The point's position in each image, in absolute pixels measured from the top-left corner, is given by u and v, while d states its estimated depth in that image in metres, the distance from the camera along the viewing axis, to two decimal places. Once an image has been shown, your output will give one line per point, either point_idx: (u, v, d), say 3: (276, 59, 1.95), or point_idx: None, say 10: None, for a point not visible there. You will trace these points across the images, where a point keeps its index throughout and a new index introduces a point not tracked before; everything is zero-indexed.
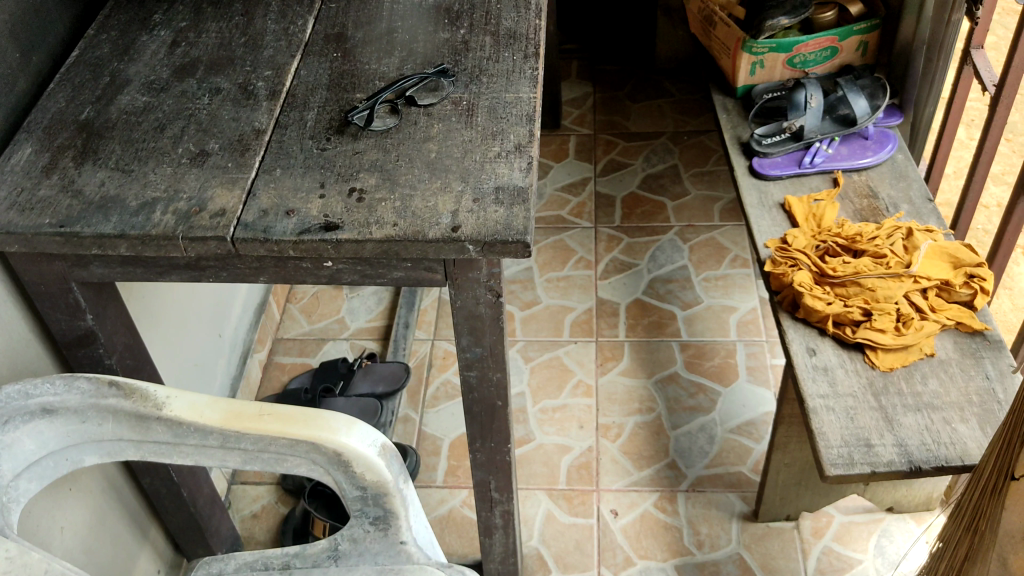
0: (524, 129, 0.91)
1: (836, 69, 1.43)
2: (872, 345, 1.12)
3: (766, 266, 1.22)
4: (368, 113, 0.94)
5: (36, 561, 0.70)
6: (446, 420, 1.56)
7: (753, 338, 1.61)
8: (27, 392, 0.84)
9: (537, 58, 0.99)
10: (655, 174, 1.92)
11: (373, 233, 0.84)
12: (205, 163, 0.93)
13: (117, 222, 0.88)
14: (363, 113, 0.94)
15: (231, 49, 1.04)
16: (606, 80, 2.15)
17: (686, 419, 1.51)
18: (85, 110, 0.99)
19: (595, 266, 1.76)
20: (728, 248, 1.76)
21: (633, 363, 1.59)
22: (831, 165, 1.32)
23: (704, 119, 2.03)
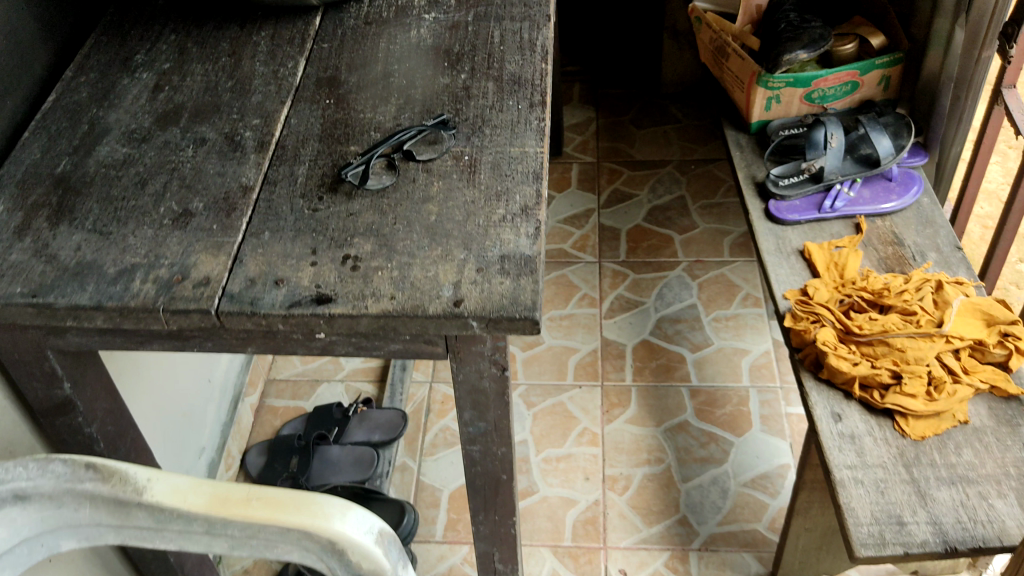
0: (531, 188, 0.86)
1: (857, 103, 1.39)
2: (902, 412, 1.09)
3: (787, 321, 1.20)
4: (362, 169, 0.87)
5: None
6: (445, 470, 1.52)
7: (767, 384, 1.57)
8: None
9: (544, 108, 0.93)
10: (661, 206, 1.87)
11: (368, 308, 0.78)
12: (188, 224, 0.86)
13: (93, 291, 0.81)
14: (357, 169, 0.88)
15: (217, 95, 0.98)
16: (610, 104, 2.10)
17: (697, 472, 1.46)
18: (62, 162, 0.92)
19: (600, 304, 1.71)
20: (738, 286, 1.72)
21: (642, 409, 1.55)
22: (853, 210, 1.30)
23: (711, 147, 1.97)
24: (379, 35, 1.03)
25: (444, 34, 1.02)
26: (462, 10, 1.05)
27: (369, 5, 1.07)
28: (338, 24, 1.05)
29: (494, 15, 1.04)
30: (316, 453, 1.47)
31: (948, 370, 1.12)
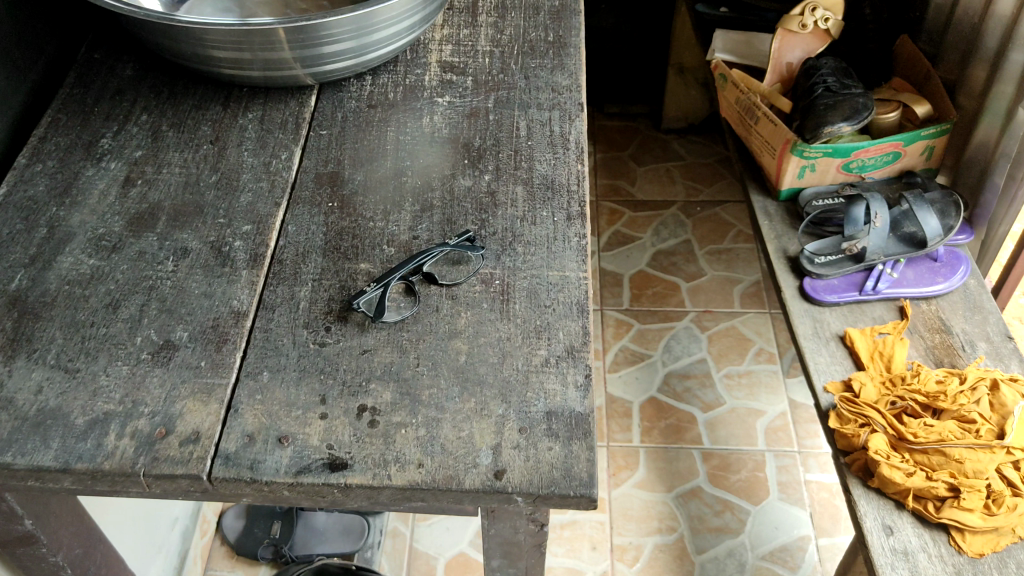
0: (575, 324, 0.76)
1: (895, 174, 1.33)
2: (958, 526, 0.97)
3: (831, 421, 1.08)
4: (380, 296, 0.76)
5: None
6: (440, 535, 1.39)
7: (784, 449, 1.45)
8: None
9: (582, 222, 0.83)
10: (667, 249, 1.76)
11: (392, 478, 0.65)
12: (169, 359, 0.72)
13: (57, 449, 0.66)
14: (374, 294, 0.76)
15: (200, 193, 0.85)
16: (610, 138, 2.00)
17: (712, 542, 1.34)
18: (16, 277, 0.77)
19: (604, 357, 1.59)
20: (752, 339, 1.60)
21: (651, 474, 1.42)
22: (897, 292, 1.20)
23: (719, 186, 1.88)
24: (387, 122, 0.92)
25: (461, 123, 0.92)
26: (480, 94, 0.95)
27: (373, 83, 0.96)
28: (337, 106, 0.93)
29: (518, 101, 0.94)
30: (302, 519, 1.37)
31: (1007, 484, 0.99)
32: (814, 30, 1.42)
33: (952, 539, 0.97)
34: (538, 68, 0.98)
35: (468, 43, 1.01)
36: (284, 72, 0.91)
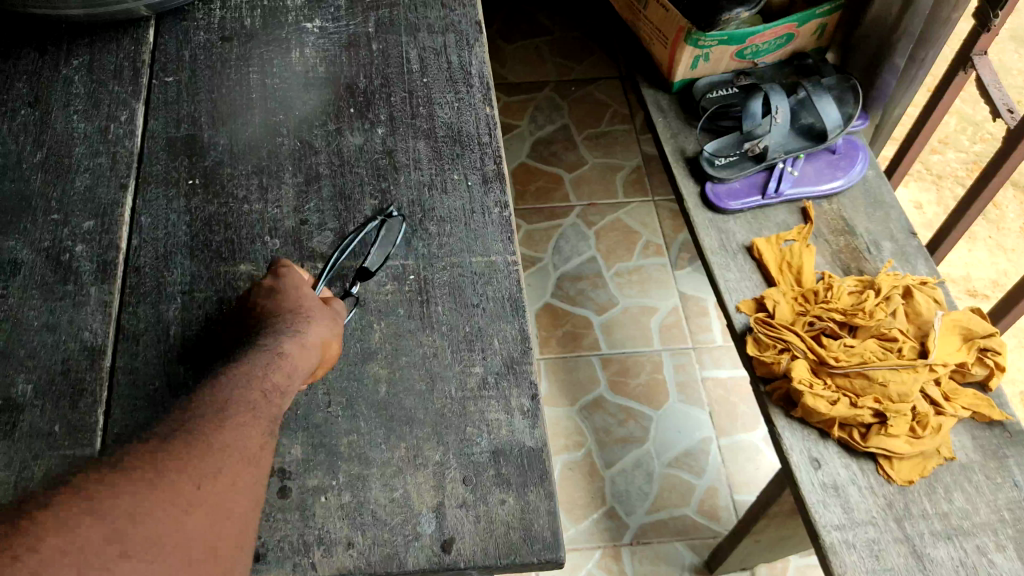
0: (511, 328, 0.63)
1: (787, 55, 1.25)
2: (887, 454, 0.93)
3: (748, 347, 1.03)
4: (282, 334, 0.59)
5: None
6: None
7: (679, 346, 1.40)
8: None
9: (502, 184, 0.69)
10: (545, 138, 1.62)
11: (317, 569, 0.53)
12: (15, 427, 0.56)
13: None
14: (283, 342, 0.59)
15: (23, 178, 0.67)
16: None
17: (619, 454, 1.30)
18: None
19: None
20: (638, 231, 1.51)
21: (553, 388, 1.36)
22: (799, 193, 1.13)
23: (591, 62, 1.73)
24: (247, 59, 0.75)
25: (339, 58, 0.75)
26: (357, 15, 0.78)
27: (222, 5, 0.78)
28: (182, 41, 0.75)
29: (405, 23, 0.78)
30: None
31: (930, 403, 0.96)
32: None
33: (880, 466, 0.93)
34: None
35: None
36: (112, 9, 0.74)
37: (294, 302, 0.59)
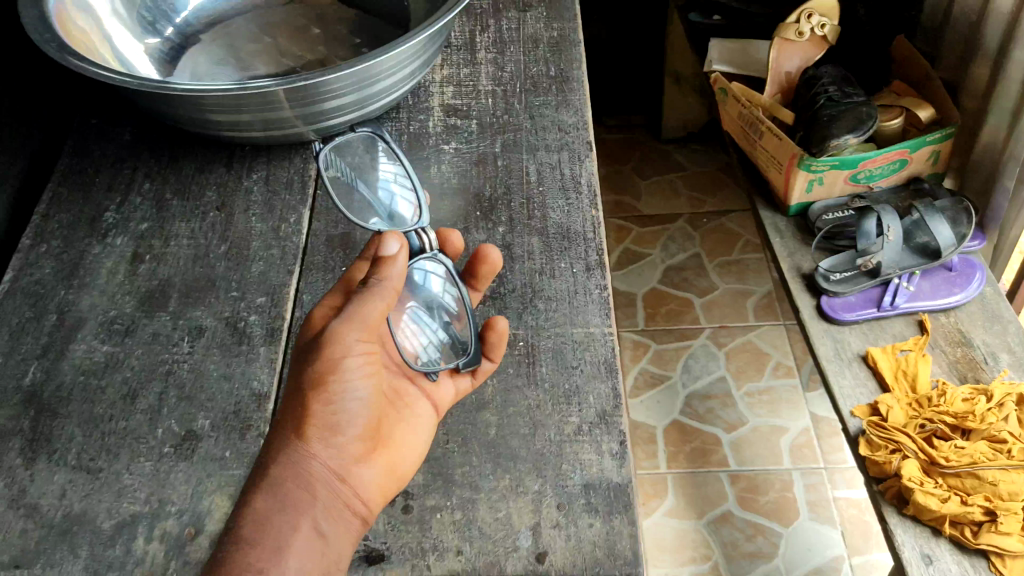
0: (605, 385, 0.72)
1: (903, 179, 1.21)
2: (997, 550, 0.93)
3: (859, 446, 1.03)
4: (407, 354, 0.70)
5: None
6: None
7: (810, 466, 1.42)
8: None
9: (603, 271, 0.79)
10: (677, 265, 1.71)
11: (431, 569, 0.64)
12: (194, 451, 0.71)
13: (86, 557, 0.66)
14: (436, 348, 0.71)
15: (211, 265, 0.84)
16: (608, 151, 1.92)
17: (746, 569, 1.32)
18: (30, 369, 0.77)
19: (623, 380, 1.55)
20: (768, 352, 1.57)
21: (679, 501, 1.40)
22: (915, 306, 1.12)
23: (724, 195, 1.81)
24: None
25: (469, 171, 0.89)
26: (487, 137, 0.92)
27: (376, 133, 0.95)
28: None
29: (526, 143, 0.91)
30: None
31: None
32: (810, 38, 1.28)
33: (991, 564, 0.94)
34: (543, 106, 0.95)
35: (470, 83, 0.99)
36: (286, 131, 0.89)
37: (276, 472, 0.58)
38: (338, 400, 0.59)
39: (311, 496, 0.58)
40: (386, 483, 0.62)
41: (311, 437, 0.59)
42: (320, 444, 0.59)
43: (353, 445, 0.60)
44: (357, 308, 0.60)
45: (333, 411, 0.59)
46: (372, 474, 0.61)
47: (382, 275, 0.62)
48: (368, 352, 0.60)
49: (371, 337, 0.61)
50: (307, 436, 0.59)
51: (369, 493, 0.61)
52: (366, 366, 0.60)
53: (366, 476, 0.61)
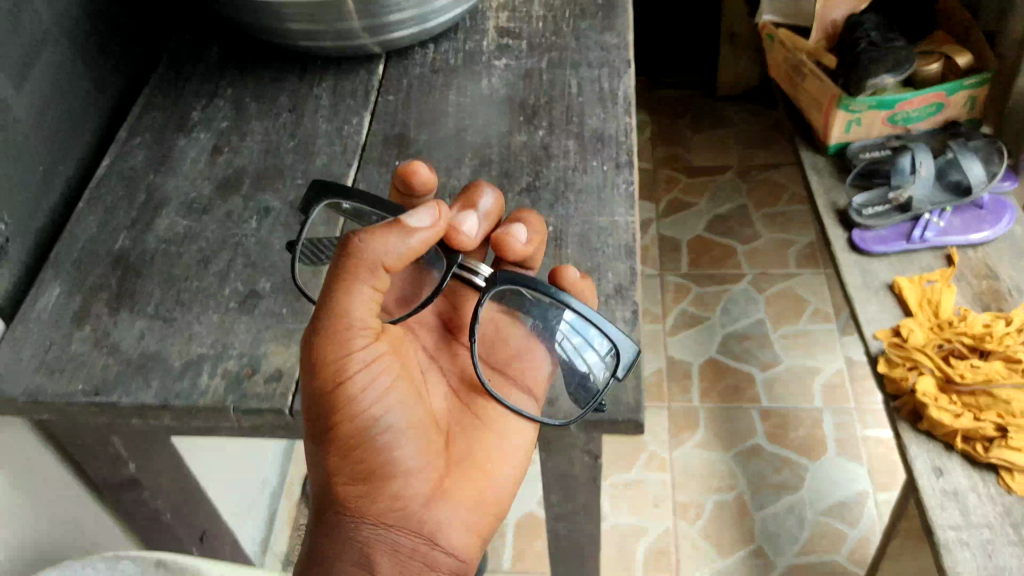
0: (624, 265, 0.79)
1: (942, 124, 1.26)
2: (1007, 465, 0.97)
3: (879, 366, 1.08)
4: (585, 386, 0.69)
5: None
6: None
7: (841, 406, 1.46)
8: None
9: (631, 170, 0.86)
10: (721, 215, 1.74)
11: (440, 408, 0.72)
12: (255, 307, 0.82)
13: (158, 388, 0.76)
14: (602, 345, 0.68)
15: (280, 157, 0.93)
16: (665, 108, 1.95)
17: (772, 500, 1.38)
18: (120, 238, 0.88)
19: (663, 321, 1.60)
20: (806, 299, 1.60)
21: (709, 434, 1.46)
22: (944, 240, 1.16)
23: (776, 150, 1.83)
24: (448, 86, 0.98)
25: (517, 83, 0.97)
26: (535, 55, 1.01)
27: (435, 50, 1.03)
28: (403, 73, 1.01)
29: (570, 61, 0.99)
30: None
31: None
32: None
33: (1001, 479, 0.98)
34: (588, 30, 1.03)
35: (524, 8, 1.07)
36: (353, 43, 0.98)
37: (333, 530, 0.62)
38: (363, 455, 0.62)
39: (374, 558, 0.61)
40: (465, 518, 0.66)
41: (358, 505, 0.62)
42: (378, 508, 0.62)
43: (415, 487, 0.64)
44: (339, 341, 0.61)
45: (368, 469, 0.62)
46: (450, 511, 0.65)
47: (359, 256, 0.61)
48: (377, 390, 0.62)
49: (375, 345, 0.63)
50: (355, 504, 0.62)
51: (451, 529, 0.65)
52: (382, 403, 0.63)
53: (445, 516, 0.65)
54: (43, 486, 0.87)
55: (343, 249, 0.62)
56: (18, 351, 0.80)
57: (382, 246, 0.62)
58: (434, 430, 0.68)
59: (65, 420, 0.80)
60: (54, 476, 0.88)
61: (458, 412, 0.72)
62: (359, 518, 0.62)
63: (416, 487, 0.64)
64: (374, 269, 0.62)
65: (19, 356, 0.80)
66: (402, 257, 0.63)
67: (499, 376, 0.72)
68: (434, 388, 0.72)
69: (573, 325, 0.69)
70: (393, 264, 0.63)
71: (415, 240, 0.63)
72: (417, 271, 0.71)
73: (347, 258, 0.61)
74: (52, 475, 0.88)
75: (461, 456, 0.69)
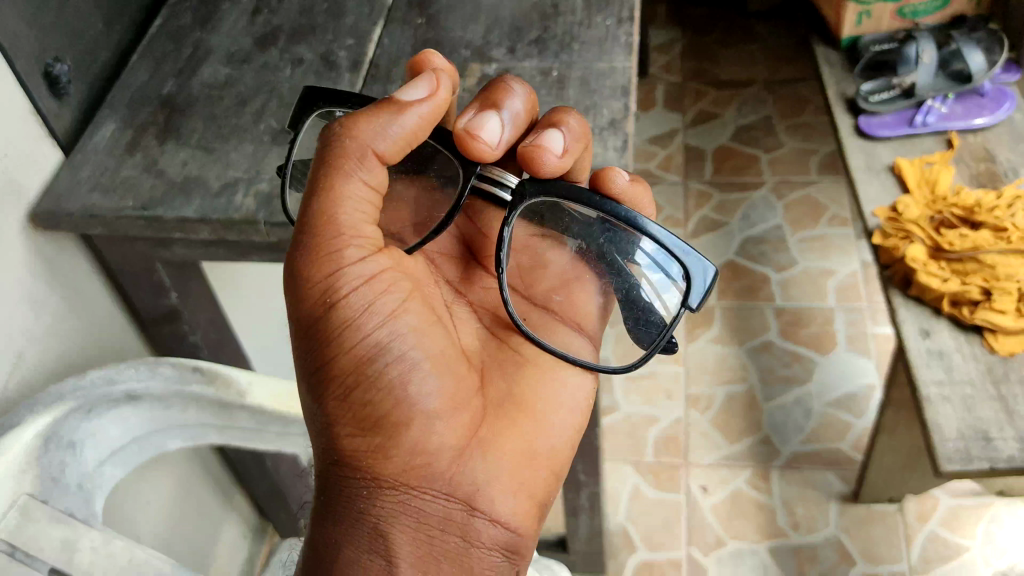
0: (619, 103, 0.85)
1: (948, 19, 1.35)
2: (991, 327, 0.97)
3: (875, 238, 1.10)
4: (650, 323, 0.67)
5: (121, 550, 0.67)
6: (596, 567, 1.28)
7: (853, 304, 1.51)
8: (111, 378, 0.73)
9: (631, 24, 0.94)
10: (747, 126, 1.82)
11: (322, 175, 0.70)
12: (287, 140, 0.86)
13: (199, 205, 0.80)
14: (676, 271, 0.64)
15: (312, 17, 1.01)
16: (695, 23, 2.07)
17: (781, 391, 1.43)
18: (167, 83, 0.93)
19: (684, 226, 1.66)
20: (826, 206, 1.66)
21: (725, 329, 1.52)
22: (945, 124, 1.21)
23: (799, 64, 1.93)
24: None
25: None
26: None
27: None
28: None
29: None
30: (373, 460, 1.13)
31: None
32: None
33: (985, 341, 0.98)
34: None
35: None
36: None
37: (350, 495, 0.59)
38: (371, 392, 0.58)
39: (390, 532, 0.58)
40: (502, 466, 0.62)
41: (369, 463, 0.59)
42: (395, 467, 0.59)
43: (440, 436, 0.60)
44: (330, 252, 0.57)
45: (379, 412, 0.58)
46: (480, 462, 0.61)
47: (344, 143, 0.58)
48: (382, 314, 0.59)
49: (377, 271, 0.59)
50: (365, 458, 0.59)
51: (486, 481, 0.61)
52: (387, 329, 0.59)
53: (478, 468, 0.61)
54: (86, 307, 0.88)
55: (326, 136, 0.58)
56: (76, 175, 0.83)
57: (368, 131, 0.58)
58: (463, 364, 0.64)
59: (115, 235, 0.82)
60: (98, 305, 0.90)
61: (492, 348, 0.68)
62: (373, 484, 0.59)
63: (441, 432, 0.60)
64: (361, 156, 0.58)
65: (75, 179, 0.82)
66: (396, 146, 0.59)
67: (541, 310, 0.69)
68: (464, 328, 0.68)
69: (642, 250, 0.64)
70: (386, 152, 0.59)
71: (407, 120, 0.59)
72: (429, 192, 0.65)
73: (332, 143, 0.58)
74: (97, 304, 0.90)
75: (493, 396, 0.65)
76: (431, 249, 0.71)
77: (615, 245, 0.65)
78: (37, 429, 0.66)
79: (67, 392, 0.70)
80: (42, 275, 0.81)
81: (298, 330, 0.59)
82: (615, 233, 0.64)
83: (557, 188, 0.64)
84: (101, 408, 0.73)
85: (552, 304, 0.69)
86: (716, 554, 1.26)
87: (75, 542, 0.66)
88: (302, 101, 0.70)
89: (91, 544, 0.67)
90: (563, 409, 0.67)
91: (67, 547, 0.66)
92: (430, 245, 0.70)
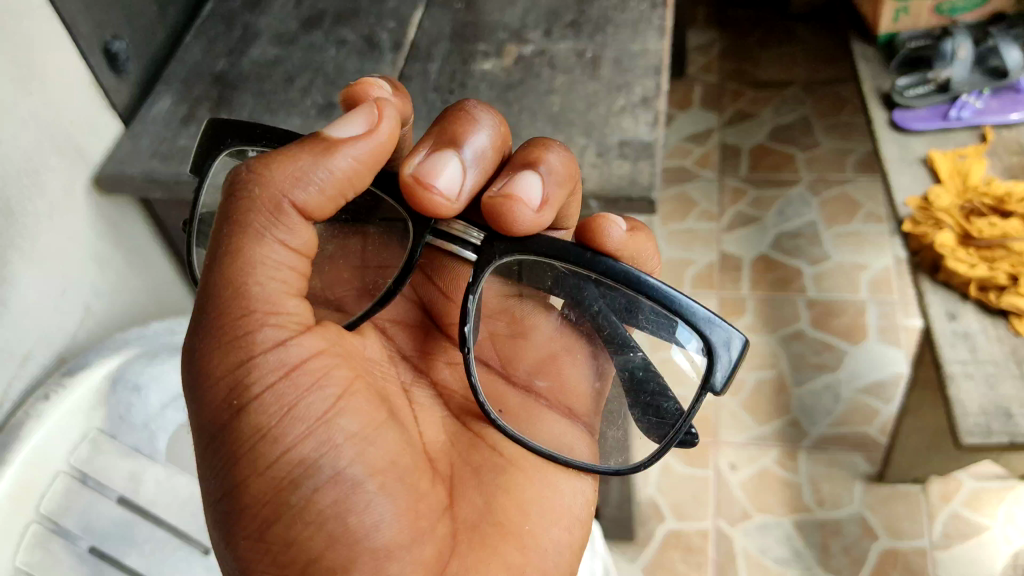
0: (651, 81, 0.87)
1: (986, 17, 1.36)
2: (1017, 310, 0.98)
3: (905, 226, 1.12)
4: (664, 407, 0.62)
5: (181, 485, 0.78)
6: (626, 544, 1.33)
7: (885, 297, 1.55)
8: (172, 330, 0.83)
9: (665, 10, 0.97)
10: (785, 124, 1.88)
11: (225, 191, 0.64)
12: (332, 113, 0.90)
13: None
14: (693, 343, 0.56)
15: (356, 1, 1.05)
16: (735, 25, 2.13)
17: (812, 377, 1.47)
18: (218, 62, 0.98)
19: (719, 219, 1.73)
20: (861, 202, 1.71)
21: (758, 318, 1.56)
22: (980, 119, 1.22)
23: (840, 66, 1.98)
24: None
25: None
26: None
27: None
28: None
29: None
30: None
31: None
32: None
33: (1011, 324, 0.99)
34: None
35: None
36: None
37: None
38: (295, 527, 0.53)
39: None
40: None
41: None
42: None
43: None
44: (236, 345, 0.53)
45: (309, 554, 0.54)
46: None
47: (252, 198, 0.53)
48: (304, 424, 0.54)
49: (298, 373, 0.54)
50: None
51: None
52: (315, 448, 0.54)
53: None
54: (146, 267, 0.92)
55: (232, 189, 0.54)
56: (136, 143, 0.87)
57: (279, 181, 0.54)
58: (416, 475, 0.59)
59: (172, 199, 0.86)
60: (156, 267, 0.94)
61: (463, 446, 0.65)
62: None
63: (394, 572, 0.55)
64: (277, 215, 0.54)
65: (135, 148, 0.86)
66: (316, 201, 0.55)
67: (520, 391, 0.67)
68: (427, 422, 0.65)
69: (652, 316, 0.57)
70: (307, 205, 0.55)
71: (338, 163, 0.55)
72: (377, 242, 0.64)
73: (238, 200, 0.54)
74: (155, 265, 0.93)
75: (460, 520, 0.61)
76: (381, 317, 0.68)
77: (612, 309, 0.59)
78: (107, 368, 0.75)
79: (131, 339, 0.79)
80: (108, 236, 0.85)
81: (204, 451, 0.54)
82: (618, 293, 0.58)
83: (534, 244, 0.58)
84: (166, 354, 0.81)
85: (535, 388, 0.67)
86: (742, 526, 1.32)
87: (141, 474, 0.76)
88: (209, 136, 0.64)
89: (155, 477, 0.77)
90: (552, 524, 0.64)
91: (134, 477, 0.76)
92: (381, 312, 0.68)
